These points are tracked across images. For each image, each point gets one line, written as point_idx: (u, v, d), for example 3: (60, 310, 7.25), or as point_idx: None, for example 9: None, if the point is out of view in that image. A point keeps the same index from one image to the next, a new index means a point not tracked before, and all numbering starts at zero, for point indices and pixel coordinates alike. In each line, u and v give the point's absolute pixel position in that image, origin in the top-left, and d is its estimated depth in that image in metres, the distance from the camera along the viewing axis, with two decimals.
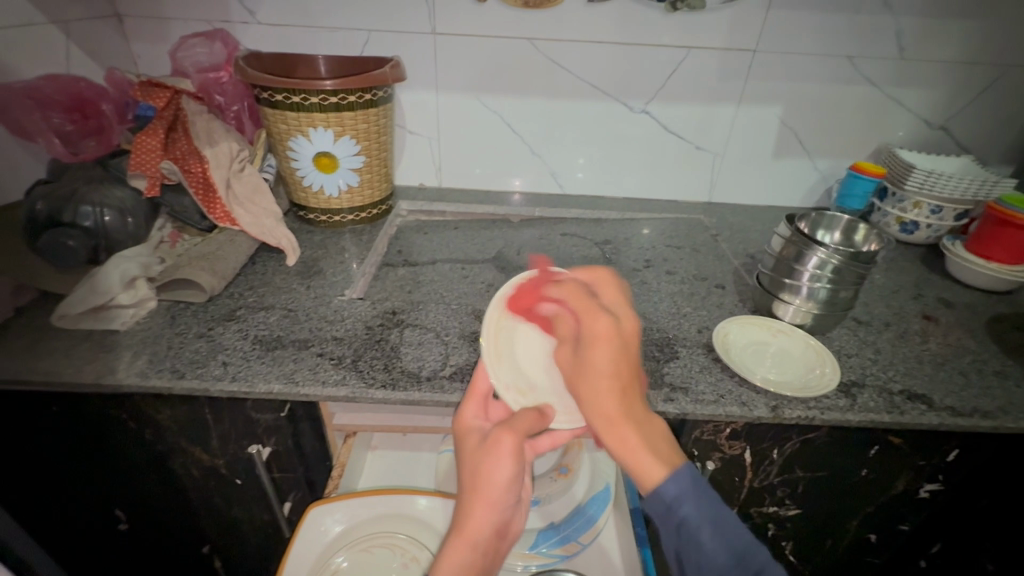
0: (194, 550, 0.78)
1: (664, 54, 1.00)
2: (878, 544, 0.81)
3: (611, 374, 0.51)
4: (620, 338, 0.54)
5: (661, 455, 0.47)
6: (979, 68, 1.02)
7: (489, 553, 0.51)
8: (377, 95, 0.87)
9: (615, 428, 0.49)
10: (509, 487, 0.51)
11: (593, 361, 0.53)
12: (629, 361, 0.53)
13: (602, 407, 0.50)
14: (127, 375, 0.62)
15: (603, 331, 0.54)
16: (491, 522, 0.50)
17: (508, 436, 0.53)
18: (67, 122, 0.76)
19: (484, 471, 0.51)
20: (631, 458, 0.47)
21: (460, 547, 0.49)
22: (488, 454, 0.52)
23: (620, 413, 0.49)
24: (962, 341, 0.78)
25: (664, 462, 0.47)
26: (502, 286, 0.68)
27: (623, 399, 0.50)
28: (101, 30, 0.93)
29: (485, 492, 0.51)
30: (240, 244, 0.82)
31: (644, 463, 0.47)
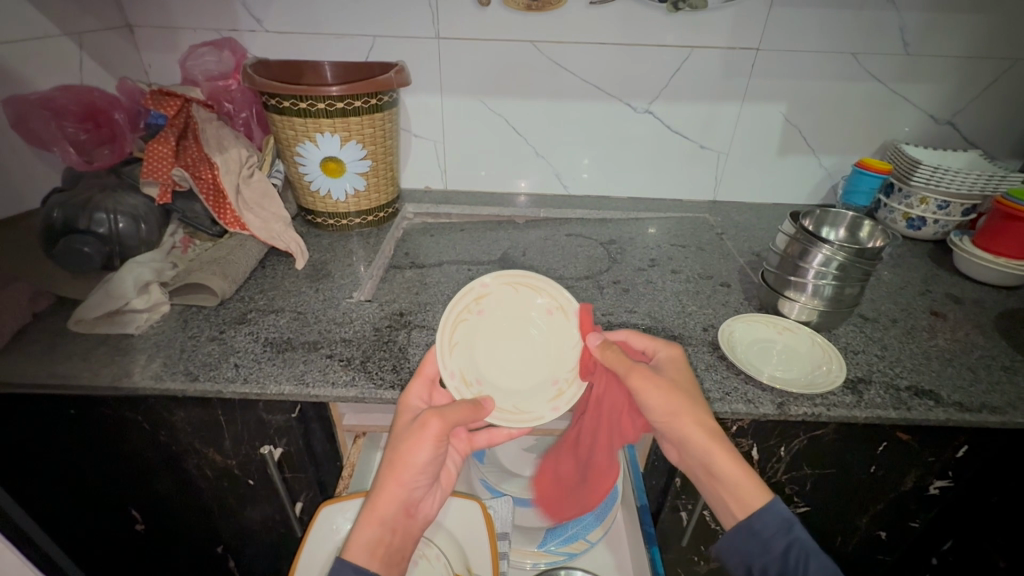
0: (210, 549, 0.80)
1: (667, 53, 1.00)
2: (888, 542, 0.80)
3: (698, 428, 0.56)
4: (688, 394, 0.59)
5: (755, 483, 0.54)
6: (985, 62, 1.01)
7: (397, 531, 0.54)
8: (382, 99, 0.88)
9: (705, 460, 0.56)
10: (423, 474, 0.55)
11: (671, 417, 0.57)
12: (705, 421, 0.57)
13: (690, 440, 0.56)
14: (142, 378, 0.63)
15: (666, 387, 0.58)
16: (401, 500, 0.54)
17: (435, 422, 0.55)
18: (81, 131, 0.79)
19: (405, 454, 0.54)
20: (728, 491, 0.55)
21: (371, 523, 0.52)
22: (412, 440, 0.54)
23: (709, 443, 0.56)
24: (970, 336, 0.78)
25: (758, 488, 0.54)
26: (476, 279, 0.65)
27: (710, 432, 0.56)
28: (113, 41, 0.95)
29: (404, 472, 0.54)
30: (250, 248, 0.84)
31: (736, 489, 0.54)
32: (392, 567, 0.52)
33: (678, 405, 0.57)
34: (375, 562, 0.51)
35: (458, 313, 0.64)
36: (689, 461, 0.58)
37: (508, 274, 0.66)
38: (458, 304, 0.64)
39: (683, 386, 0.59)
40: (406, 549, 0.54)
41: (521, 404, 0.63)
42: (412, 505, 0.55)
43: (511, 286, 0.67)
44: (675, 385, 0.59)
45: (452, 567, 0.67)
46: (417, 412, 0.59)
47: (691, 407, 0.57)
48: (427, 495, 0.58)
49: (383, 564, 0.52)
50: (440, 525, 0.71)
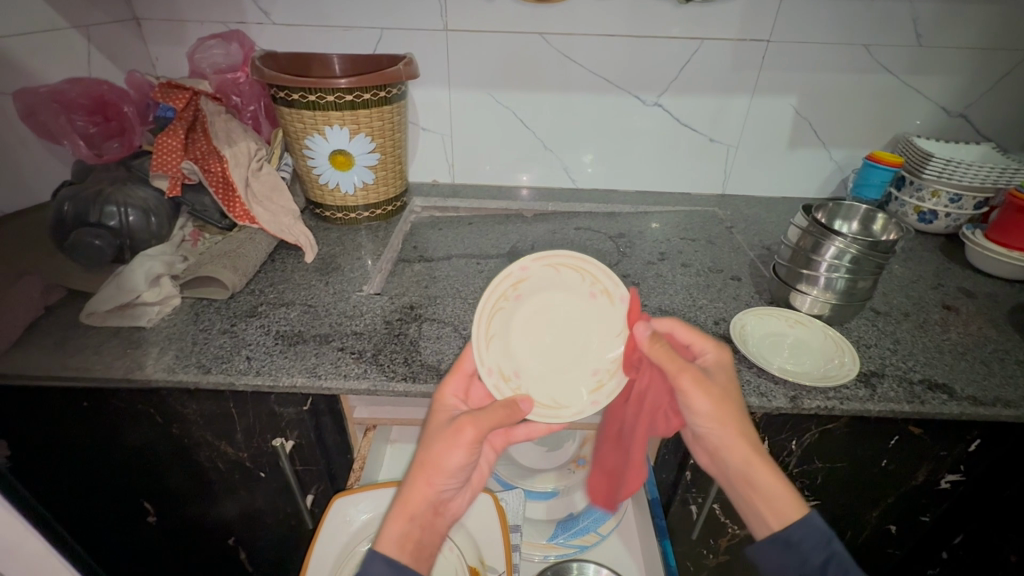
0: (221, 541, 0.80)
1: (676, 46, 0.99)
2: (898, 535, 0.80)
3: (740, 436, 0.55)
4: (732, 402, 0.57)
5: (794, 497, 0.52)
6: (998, 54, 1.00)
7: (425, 528, 0.53)
8: (391, 92, 0.87)
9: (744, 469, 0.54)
10: (456, 475, 0.54)
11: (713, 424, 0.56)
12: (746, 427, 0.55)
13: (730, 448, 0.55)
14: (155, 370, 0.63)
15: (711, 391, 0.56)
16: (430, 497, 0.53)
17: (470, 425, 0.53)
18: (91, 125, 0.78)
19: (438, 454, 0.53)
20: (764, 503, 0.53)
21: (398, 519, 0.51)
22: (446, 441, 0.53)
23: (750, 455, 0.54)
24: (983, 330, 0.77)
25: (797, 501, 0.52)
26: (513, 264, 0.63)
27: (752, 443, 0.55)
28: (121, 34, 0.95)
29: (435, 472, 0.52)
30: (260, 241, 0.84)
31: (775, 500, 0.53)
32: (421, 563, 0.51)
33: (721, 411, 0.56)
34: (404, 556, 0.49)
35: (493, 301, 0.62)
36: (723, 468, 0.57)
37: (549, 259, 0.63)
38: (493, 297, 0.62)
39: (727, 391, 0.58)
40: (434, 545, 0.53)
41: (559, 397, 0.63)
42: (441, 503, 0.54)
43: (552, 269, 0.64)
44: (720, 390, 0.57)
45: (464, 559, 0.68)
46: (452, 412, 0.58)
47: (734, 414, 0.56)
48: (455, 495, 0.56)
49: (414, 558, 0.50)
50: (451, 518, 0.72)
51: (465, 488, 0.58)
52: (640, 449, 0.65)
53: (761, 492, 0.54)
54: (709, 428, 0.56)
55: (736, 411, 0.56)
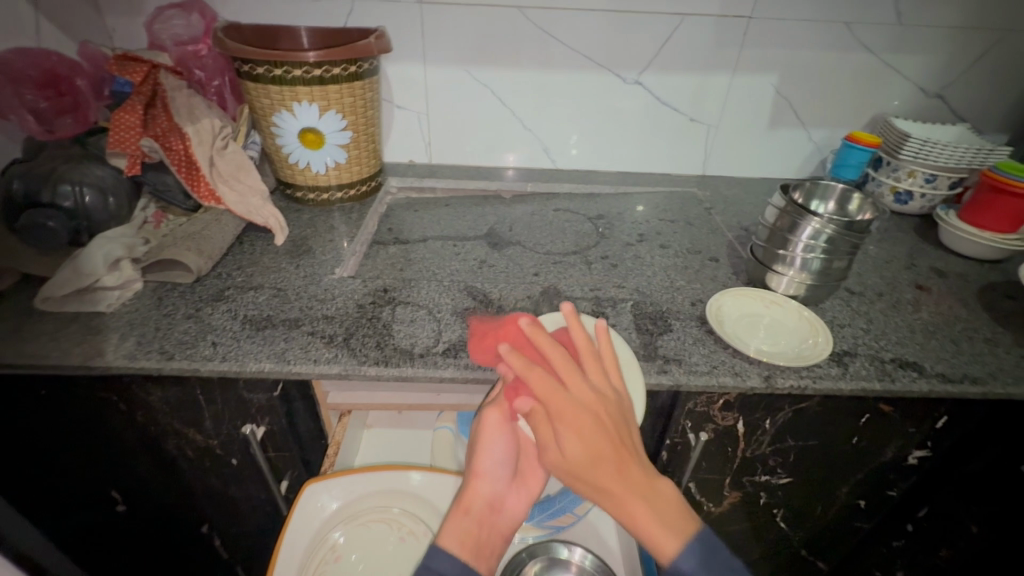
0: (194, 529, 0.79)
1: (658, 21, 0.97)
2: (867, 510, 0.82)
3: (603, 483, 0.50)
4: (604, 434, 0.51)
5: (672, 527, 0.49)
6: (976, 34, 1.00)
7: (486, 527, 0.58)
8: (362, 67, 0.84)
9: (603, 491, 0.50)
10: (496, 461, 0.60)
11: (579, 456, 0.50)
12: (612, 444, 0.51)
13: (585, 477, 0.51)
14: (115, 357, 0.61)
15: (575, 422, 0.51)
16: (483, 496, 0.59)
17: (491, 414, 0.60)
18: (41, 98, 0.74)
19: (478, 444, 0.60)
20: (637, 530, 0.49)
21: (456, 518, 0.57)
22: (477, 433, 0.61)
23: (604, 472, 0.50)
24: (953, 309, 0.78)
25: (674, 532, 0.48)
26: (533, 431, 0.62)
27: (622, 471, 0.50)
28: (72, 2, 0.89)
29: (478, 467, 0.60)
30: (226, 223, 0.81)
31: (644, 530, 0.49)
32: (480, 558, 0.56)
33: (583, 448, 0.50)
34: (464, 551, 0.55)
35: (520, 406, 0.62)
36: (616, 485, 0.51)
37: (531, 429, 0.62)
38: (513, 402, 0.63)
39: (597, 431, 0.51)
40: (493, 545, 0.58)
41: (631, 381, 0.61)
42: (497, 501, 0.60)
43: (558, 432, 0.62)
44: (597, 424, 0.51)
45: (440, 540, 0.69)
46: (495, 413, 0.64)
47: (592, 459, 0.50)
48: (516, 499, 0.60)
49: (474, 556, 0.55)
50: (423, 501, 0.72)
51: (522, 489, 0.60)
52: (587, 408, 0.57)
53: (635, 517, 0.49)
54: (571, 459, 0.51)
55: (596, 450, 0.50)
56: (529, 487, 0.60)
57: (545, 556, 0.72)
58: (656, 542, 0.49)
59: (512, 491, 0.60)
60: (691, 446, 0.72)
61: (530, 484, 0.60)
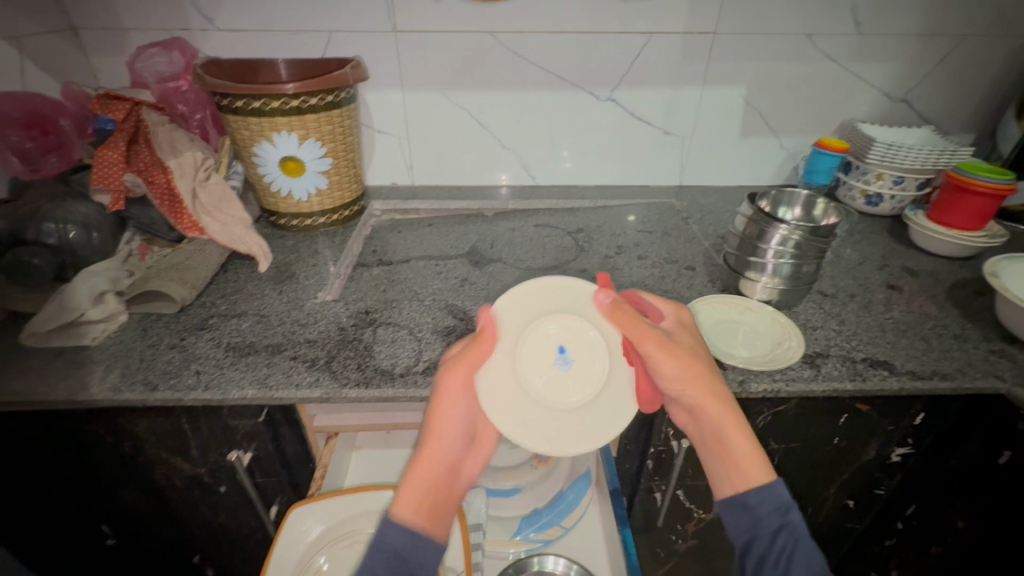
0: (186, 559, 0.79)
1: (626, 40, 1.00)
2: (857, 510, 0.83)
3: (713, 397, 0.58)
4: (698, 362, 0.59)
5: (763, 463, 0.56)
6: (934, 39, 1.03)
7: (443, 485, 0.58)
8: (339, 95, 0.87)
9: (712, 410, 0.57)
10: (456, 424, 0.58)
11: (688, 360, 0.59)
12: (705, 363, 0.60)
13: (704, 405, 0.57)
14: (99, 391, 0.62)
15: (677, 351, 0.59)
16: (445, 455, 0.58)
17: (454, 376, 0.58)
18: (26, 139, 0.76)
19: (439, 413, 0.57)
20: (729, 464, 0.57)
21: (416, 478, 0.56)
22: (438, 397, 0.57)
23: (724, 413, 0.57)
24: (924, 307, 0.80)
25: (765, 470, 0.56)
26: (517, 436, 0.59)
27: (723, 399, 0.58)
28: (57, 44, 0.92)
29: (439, 431, 0.57)
30: (210, 253, 0.82)
31: (744, 466, 0.56)
32: (438, 520, 0.56)
33: (690, 372, 0.58)
34: (421, 517, 0.55)
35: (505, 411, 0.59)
36: (700, 428, 0.60)
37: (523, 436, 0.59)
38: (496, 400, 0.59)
39: (694, 356, 0.59)
40: (451, 506, 0.58)
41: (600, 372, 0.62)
42: (456, 465, 0.59)
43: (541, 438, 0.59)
44: (688, 351, 0.59)
45: None
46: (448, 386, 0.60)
47: (700, 384, 0.58)
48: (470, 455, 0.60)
49: (432, 517, 0.56)
50: None
51: (480, 450, 0.61)
52: (674, 363, 0.58)
53: (733, 450, 0.57)
54: (682, 361, 0.58)
55: (706, 381, 0.58)
56: (484, 446, 0.61)
57: (530, 570, 0.73)
58: (747, 475, 0.56)
59: (469, 452, 0.60)
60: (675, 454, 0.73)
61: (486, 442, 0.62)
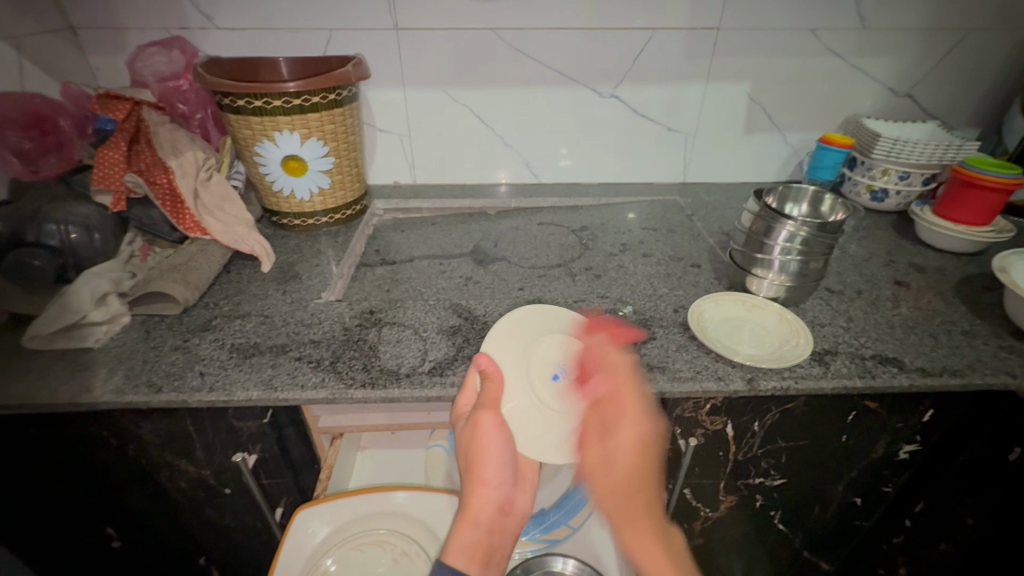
0: (191, 561, 0.78)
1: (629, 35, 1.00)
2: (864, 508, 0.83)
3: (633, 492, 0.56)
4: (637, 463, 0.58)
5: (675, 565, 0.52)
6: (939, 33, 1.03)
7: (493, 531, 0.57)
8: (341, 94, 0.86)
9: (630, 516, 0.56)
10: (500, 465, 0.58)
11: (620, 454, 0.58)
12: (638, 467, 0.58)
13: (609, 501, 0.56)
14: (103, 393, 0.61)
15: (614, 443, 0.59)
16: (491, 501, 0.58)
17: (488, 414, 0.57)
18: (25, 140, 0.75)
19: (483, 452, 0.57)
20: (639, 557, 0.54)
21: (466, 527, 0.56)
22: (474, 441, 0.57)
23: (631, 514, 0.56)
24: (931, 304, 0.80)
25: (676, 570, 0.52)
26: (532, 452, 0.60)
27: (636, 495, 0.56)
28: (55, 44, 0.91)
29: (482, 472, 0.57)
30: (212, 253, 0.81)
31: (653, 570, 0.52)
32: (490, 566, 0.55)
33: (615, 479, 0.57)
34: (472, 564, 0.54)
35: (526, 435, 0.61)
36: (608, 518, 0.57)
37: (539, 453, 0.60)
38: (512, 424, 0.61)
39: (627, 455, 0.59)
40: (504, 547, 0.58)
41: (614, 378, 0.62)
42: (504, 505, 0.59)
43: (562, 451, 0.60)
44: (636, 459, 0.58)
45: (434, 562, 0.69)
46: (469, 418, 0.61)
47: (626, 490, 0.56)
48: (517, 493, 0.60)
49: (484, 562, 0.55)
50: (408, 518, 0.73)
51: (523, 486, 0.62)
52: (620, 461, 0.57)
53: (647, 550, 0.53)
54: (615, 459, 0.58)
55: (633, 483, 0.57)
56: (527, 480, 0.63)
57: (540, 571, 0.72)
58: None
59: (515, 490, 0.60)
60: (683, 452, 0.73)
61: (528, 475, 0.63)
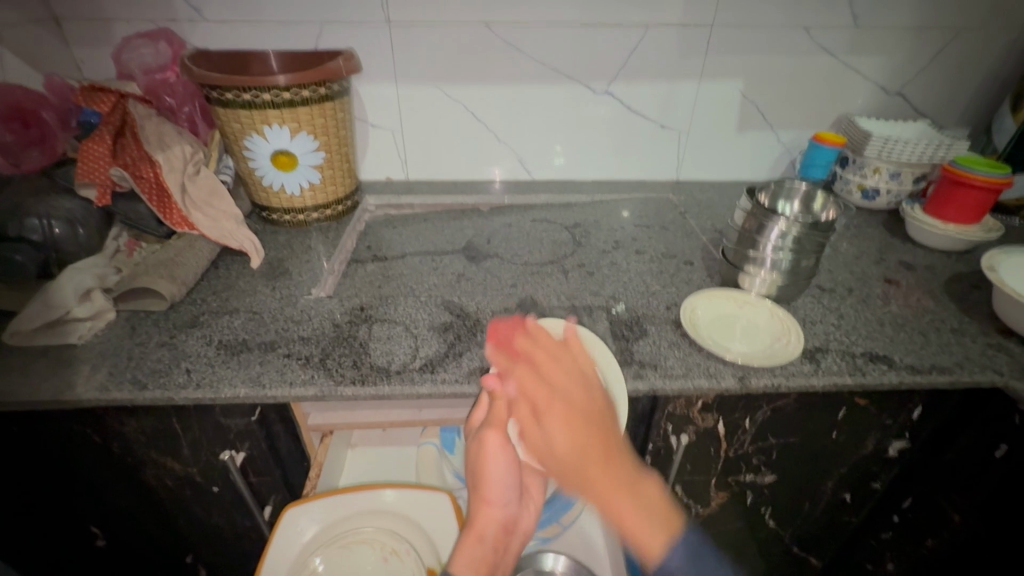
0: (178, 560, 0.77)
1: (623, 31, 0.99)
2: (853, 504, 0.83)
3: (601, 458, 0.56)
4: (583, 415, 0.58)
5: (656, 526, 0.53)
6: (930, 33, 1.03)
7: (498, 546, 0.61)
8: (332, 88, 0.85)
9: (587, 478, 0.56)
10: (505, 481, 0.62)
11: (566, 434, 0.58)
12: (591, 432, 0.58)
13: (585, 481, 0.56)
14: (86, 390, 0.60)
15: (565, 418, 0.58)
16: (497, 519, 0.61)
17: (494, 433, 0.60)
18: (7, 132, 0.73)
19: (487, 472, 0.61)
20: (627, 525, 0.54)
21: (471, 545, 0.59)
22: (482, 456, 0.60)
23: (609, 489, 0.55)
24: (921, 302, 0.80)
25: (660, 530, 0.53)
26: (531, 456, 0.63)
27: (602, 463, 0.56)
28: (38, 35, 0.89)
29: (491, 491, 0.61)
30: (200, 249, 0.80)
31: (631, 524, 0.53)
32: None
33: (565, 451, 0.57)
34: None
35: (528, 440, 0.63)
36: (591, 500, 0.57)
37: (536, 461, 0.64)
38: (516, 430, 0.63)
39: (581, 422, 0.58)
40: (508, 563, 0.62)
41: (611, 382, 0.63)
42: (510, 522, 0.63)
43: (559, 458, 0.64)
44: (584, 413, 0.59)
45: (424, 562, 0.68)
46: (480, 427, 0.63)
47: (583, 452, 0.57)
48: (523, 512, 0.65)
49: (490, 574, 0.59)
50: (397, 516, 0.72)
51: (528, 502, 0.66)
52: (568, 427, 0.58)
53: (615, 508, 0.54)
54: (553, 438, 0.58)
55: (587, 451, 0.57)
56: (531, 498, 0.67)
57: (530, 569, 0.72)
58: (644, 541, 0.53)
59: (522, 508, 0.65)
60: (674, 449, 0.73)
61: (533, 494, 0.67)
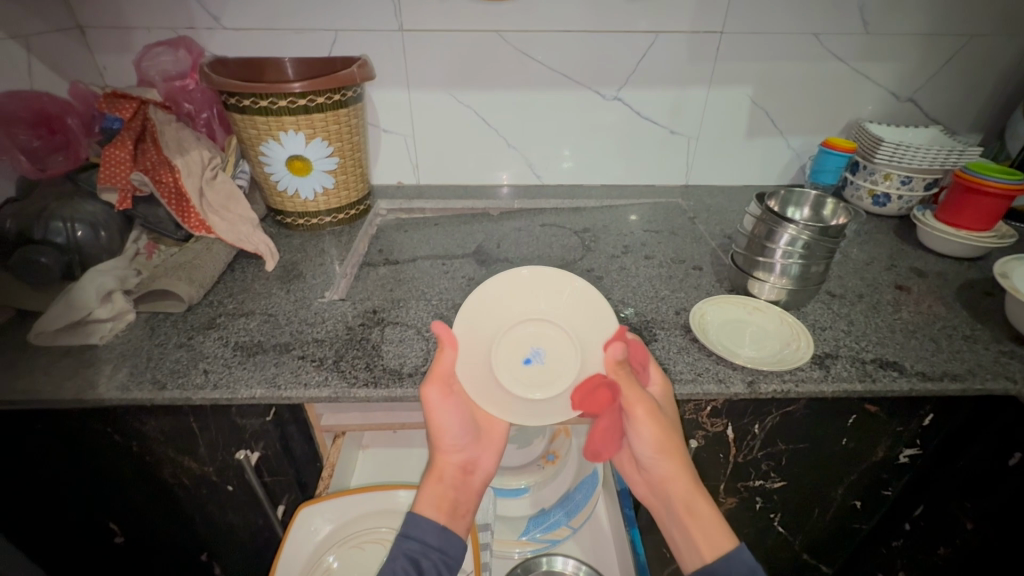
0: (193, 557, 0.79)
1: (633, 38, 1.00)
2: (863, 511, 0.83)
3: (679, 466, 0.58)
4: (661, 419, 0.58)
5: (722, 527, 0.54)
6: (942, 39, 1.03)
7: (459, 486, 0.59)
8: (346, 94, 0.86)
9: (669, 485, 0.58)
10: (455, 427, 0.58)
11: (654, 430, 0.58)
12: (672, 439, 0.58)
13: (669, 478, 0.58)
14: (108, 390, 0.62)
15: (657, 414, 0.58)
16: (455, 460, 0.58)
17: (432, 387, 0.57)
18: (34, 138, 0.76)
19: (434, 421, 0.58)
20: (696, 531, 0.55)
21: (430, 484, 0.58)
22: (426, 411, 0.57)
23: (688, 488, 0.57)
24: (932, 309, 0.80)
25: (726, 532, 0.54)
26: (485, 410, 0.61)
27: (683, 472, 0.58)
28: (63, 43, 0.92)
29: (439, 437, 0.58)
30: (217, 251, 0.82)
31: (703, 534, 0.54)
32: (456, 519, 0.57)
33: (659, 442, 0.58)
34: (441, 515, 0.57)
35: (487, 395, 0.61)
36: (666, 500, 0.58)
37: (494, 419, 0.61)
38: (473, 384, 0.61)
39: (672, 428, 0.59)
40: (469, 501, 0.59)
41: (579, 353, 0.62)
42: (469, 464, 0.59)
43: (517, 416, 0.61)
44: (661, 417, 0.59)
45: None
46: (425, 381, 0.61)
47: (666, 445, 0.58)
48: (482, 453, 0.60)
49: (451, 515, 0.57)
50: None
51: (487, 444, 0.61)
52: (649, 432, 0.57)
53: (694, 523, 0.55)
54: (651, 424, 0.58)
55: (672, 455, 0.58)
56: (492, 441, 0.61)
57: (538, 571, 0.74)
58: (701, 549, 0.54)
59: (479, 448, 0.60)
60: None
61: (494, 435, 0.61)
